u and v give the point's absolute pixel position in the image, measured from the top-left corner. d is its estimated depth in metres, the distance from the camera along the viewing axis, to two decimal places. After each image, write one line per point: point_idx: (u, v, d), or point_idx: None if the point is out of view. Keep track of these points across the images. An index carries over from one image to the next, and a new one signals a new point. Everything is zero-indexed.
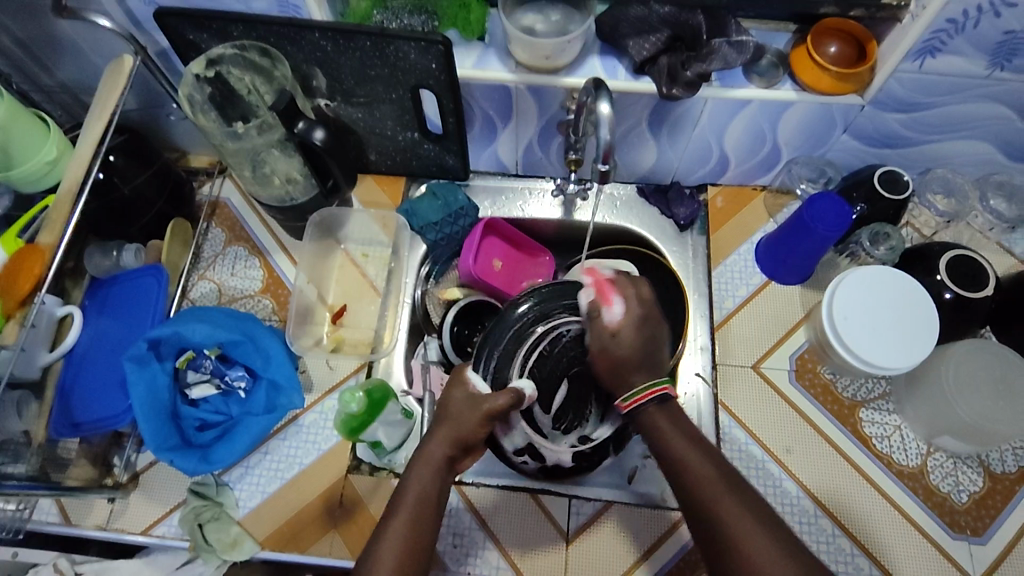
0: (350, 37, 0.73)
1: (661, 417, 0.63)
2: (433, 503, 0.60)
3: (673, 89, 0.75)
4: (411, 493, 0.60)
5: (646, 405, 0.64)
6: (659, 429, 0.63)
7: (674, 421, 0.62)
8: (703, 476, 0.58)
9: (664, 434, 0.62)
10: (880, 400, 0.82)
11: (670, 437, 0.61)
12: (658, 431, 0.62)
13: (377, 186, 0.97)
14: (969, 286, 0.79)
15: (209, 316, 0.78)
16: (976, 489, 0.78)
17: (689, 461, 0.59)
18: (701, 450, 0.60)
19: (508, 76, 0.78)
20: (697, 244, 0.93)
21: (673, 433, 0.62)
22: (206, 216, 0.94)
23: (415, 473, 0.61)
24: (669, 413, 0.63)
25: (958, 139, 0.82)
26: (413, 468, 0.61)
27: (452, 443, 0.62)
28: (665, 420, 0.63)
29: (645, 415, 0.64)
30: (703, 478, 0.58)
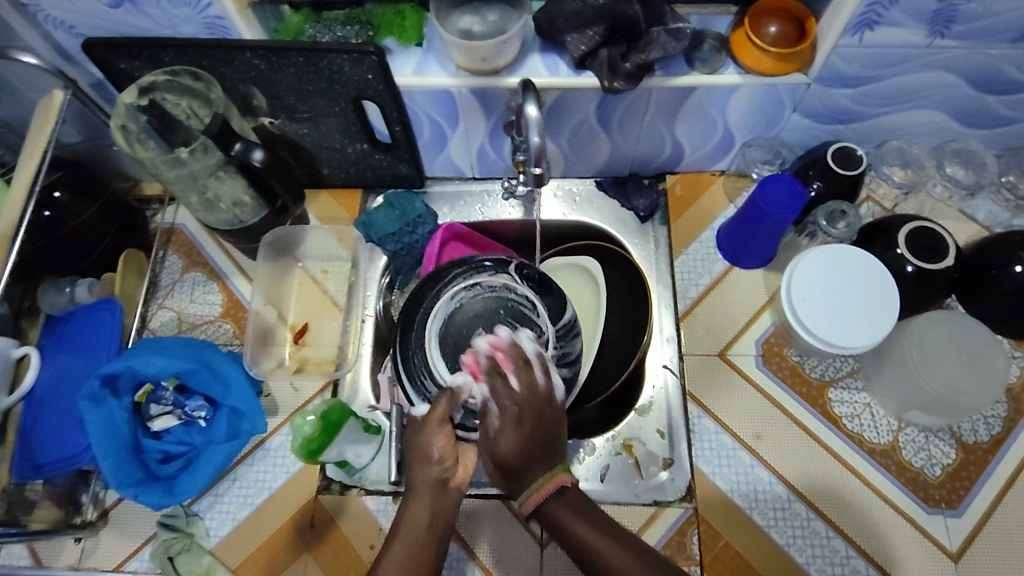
0: (282, 54, 0.72)
1: (565, 511, 0.61)
2: (431, 522, 0.64)
3: (615, 81, 0.75)
4: (410, 517, 0.64)
5: (548, 502, 0.62)
6: (560, 515, 0.61)
7: (574, 509, 0.61)
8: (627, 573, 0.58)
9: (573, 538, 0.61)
10: (849, 378, 0.81)
11: (572, 526, 0.61)
12: (567, 529, 0.61)
13: (334, 200, 0.96)
14: (929, 258, 0.78)
15: (163, 348, 0.77)
16: (949, 462, 0.77)
17: (606, 557, 0.59)
18: (602, 529, 0.61)
19: (449, 81, 0.77)
20: (658, 235, 0.93)
21: (582, 527, 0.60)
22: (161, 243, 0.93)
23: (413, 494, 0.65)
24: (572, 500, 0.62)
25: (908, 110, 0.80)
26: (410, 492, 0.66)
27: (434, 466, 0.66)
28: (571, 513, 0.61)
29: (551, 512, 0.62)
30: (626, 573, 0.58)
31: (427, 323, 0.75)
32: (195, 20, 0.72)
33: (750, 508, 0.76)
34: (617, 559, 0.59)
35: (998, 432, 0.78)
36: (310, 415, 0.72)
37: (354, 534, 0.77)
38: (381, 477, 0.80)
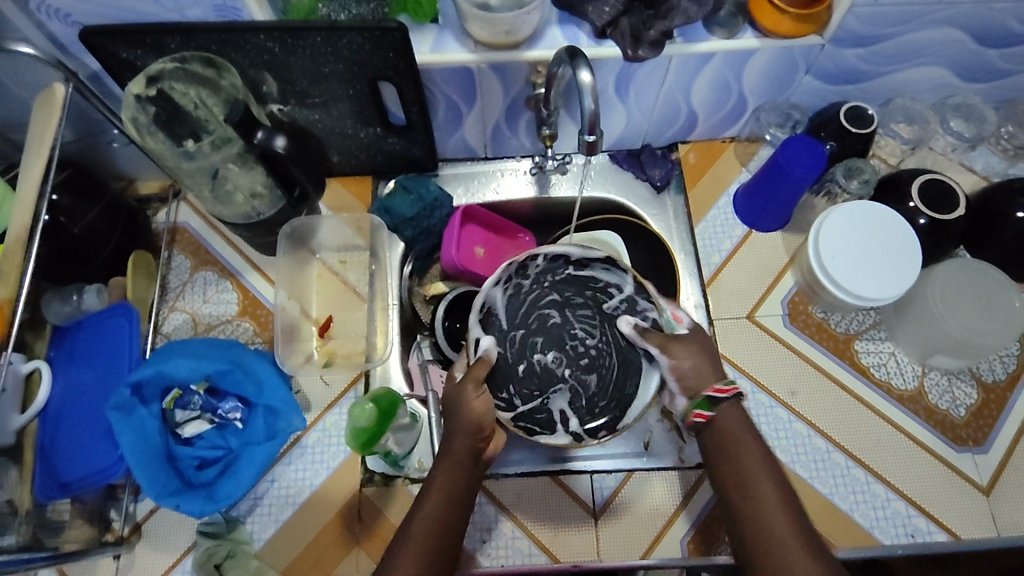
0: (298, 35, 0.69)
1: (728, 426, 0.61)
2: (443, 530, 0.59)
3: (639, 51, 0.75)
4: (418, 526, 0.59)
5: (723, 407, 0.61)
6: (727, 430, 0.61)
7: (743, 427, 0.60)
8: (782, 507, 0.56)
9: (728, 450, 0.59)
10: (872, 330, 0.84)
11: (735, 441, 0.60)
12: (734, 439, 0.60)
13: (343, 187, 0.94)
14: (942, 208, 0.81)
15: (190, 350, 0.74)
16: (972, 402, 0.80)
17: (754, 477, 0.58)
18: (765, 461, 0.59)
19: (469, 56, 0.76)
20: (676, 204, 0.94)
21: (748, 441, 0.60)
22: (166, 244, 0.89)
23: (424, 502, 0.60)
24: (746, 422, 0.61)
25: (914, 67, 0.83)
26: (420, 499, 0.61)
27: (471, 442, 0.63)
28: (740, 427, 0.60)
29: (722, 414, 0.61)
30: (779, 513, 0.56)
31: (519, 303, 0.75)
32: (204, 3, 0.68)
33: (792, 462, 0.77)
34: (761, 482, 0.57)
35: (1013, 370, 0.81)
36: (367, 403, 0.70)
37: (402, 523, 0.76)
38: (424, 465, 0.78)
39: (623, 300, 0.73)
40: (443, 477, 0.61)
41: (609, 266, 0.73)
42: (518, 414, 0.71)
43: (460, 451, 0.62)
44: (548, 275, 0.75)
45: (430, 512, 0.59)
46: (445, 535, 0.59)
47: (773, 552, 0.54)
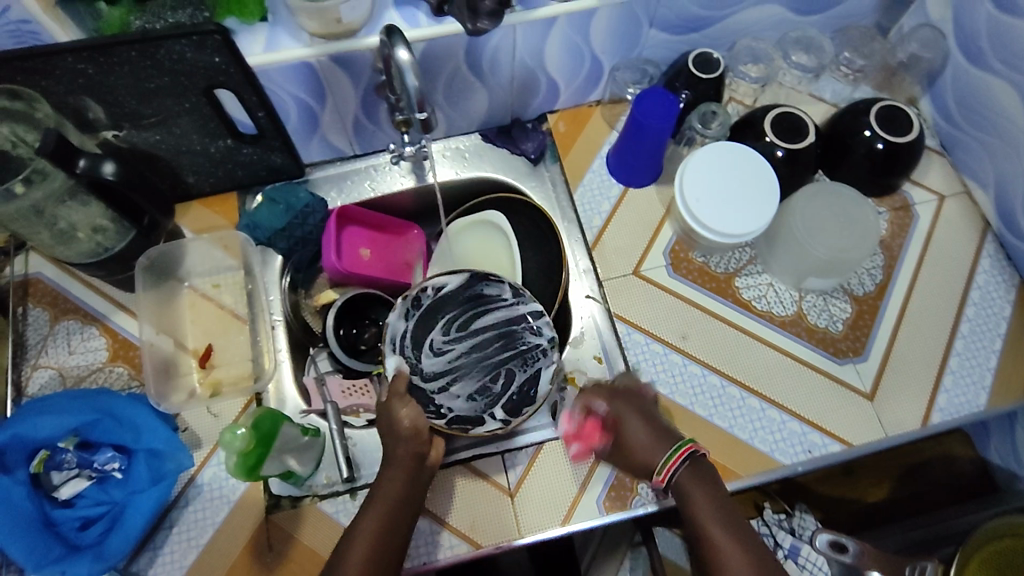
0: (109, 51, 0.64)
1: (691, 483, 0.64)
2: (388, 534, 0.64)
3: (478, 23, 0.73)
4: (363, 532, 0.63)
5: (680, 472, 0.64)
6: (690, 490, 0.63)
7: (700, 484, 0.63)
8: (730, 551, 0.60)
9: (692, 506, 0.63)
10: (750, 266, 0.86)
11: (696, 502, 0.63)
12: (687, 500, 0.63)
13: (207, 209, 0.89)
14: (794, 138, 0.84)
15: (52, 405, 0.68)
16: (847, 315, 0.83)
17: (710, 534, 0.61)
18: (720, 508, 0.62)
19: (305, 51, 0.73)
20: (553, 174, 0.94)
21: (703, 499, 0.63)
22: (19, 299, 0.83)
23: (368, 511, 0.65)
24: (704, 480, 0.64)
25: (750, 7, 0.85)
26: (367, 508, 0.66)
27: (410, 440, 0.68)
28: (700, 487, 0.63)
29: (681, 485, 0.64)
30: (733, 556, 0.60)
31: (425, 336, 0.81)
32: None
33: (691, 404, 0.79)
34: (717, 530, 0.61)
35: (881, 280, 0.85)
36: (241, 428, 0.63)
37: (316, 541, 0.73)
38: (332, 479, 0.77)
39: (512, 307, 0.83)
40: (390, 484, 0.66)
41: (489, 281, 0.84)
42: (449, 420, 0.78)
43: (403, 457, 0.68)
44: (443, 302, 0.83)
45: (376, 522, 0.64)
46: (384, 541, 0.63)
47: None
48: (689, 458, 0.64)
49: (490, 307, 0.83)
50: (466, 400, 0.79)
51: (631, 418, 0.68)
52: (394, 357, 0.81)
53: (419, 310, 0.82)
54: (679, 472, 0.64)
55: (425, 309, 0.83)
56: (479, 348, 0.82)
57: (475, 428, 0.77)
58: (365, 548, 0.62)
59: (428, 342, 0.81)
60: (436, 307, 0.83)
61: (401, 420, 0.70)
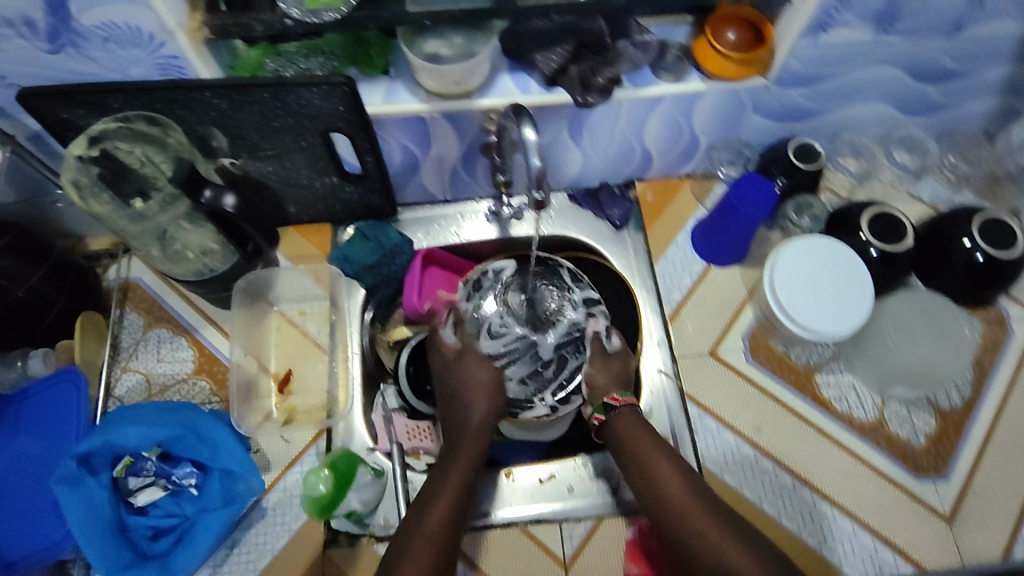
0: (244, 91, 0.68)
1: (629, 422, 0.75)
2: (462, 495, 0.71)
3: (588, 97, 0.75)
4: (441, 501, 0.69)
5: (622, 411, 0.76)
6: (629, 431, 0.74)
7: (639, 424, 0.74)
8: (667, 474, 0.69)
9: (632, 440, 0.73)
10: (832, 363, 0.85)
11: (636, 438, 0.73)
12: (626, 435, 0.74)
13: (302, 237, 0.93)
14: (890, 240, 0.83)
15: (142, 417, 0.71)
16: (931, 430, 0.81)
17: (651, 462, 0.70)
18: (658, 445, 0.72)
19: (421, 107, 0.76)
20: (635, 241, 0.94)
21: (640, 434, 0.73)
22: (118, 302, 0.87)
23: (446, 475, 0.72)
24: (639, 419, 0.76)
25: (857, 104, 0.85)
26: (443, 474, 0.73)
27: (484, 416, 0.79)
28: (637, 422, 0.75)
29: (620, 419, 0.76)
30: (669, 480, 0.68)
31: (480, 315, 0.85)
32: (146, 62, 0.66)
33: (759, 499, 0.78)
34: (653, 456, 0.71)
35: (969, 396, 0.83)
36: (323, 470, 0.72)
37: None
38: (389, 521, 0.77)
39: (569, 291, 0.86)
40: (461, 462, 0.74)
41: (549, 266, 0.88)
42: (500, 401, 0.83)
43: (477, 431, 0.77)
44: (500, 282, 0.87)
45: (451, 489, 0.70)
46: (463, 500, 0.70)
47: (679, 508, 0.66)
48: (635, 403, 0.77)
49: (548, 291, 0.87)
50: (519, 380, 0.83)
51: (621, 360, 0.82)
52: (452, 335, 0.85)
53: (479, 291, 0.86)
54: (615, 412, 0.76)
55: (484, 289, 0.86)
56: (533, 334, 0.84)
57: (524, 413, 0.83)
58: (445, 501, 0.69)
59: (485, 322, 0.84)
60: (493, 287, 0.86)
61: (480, 387, 0.80)
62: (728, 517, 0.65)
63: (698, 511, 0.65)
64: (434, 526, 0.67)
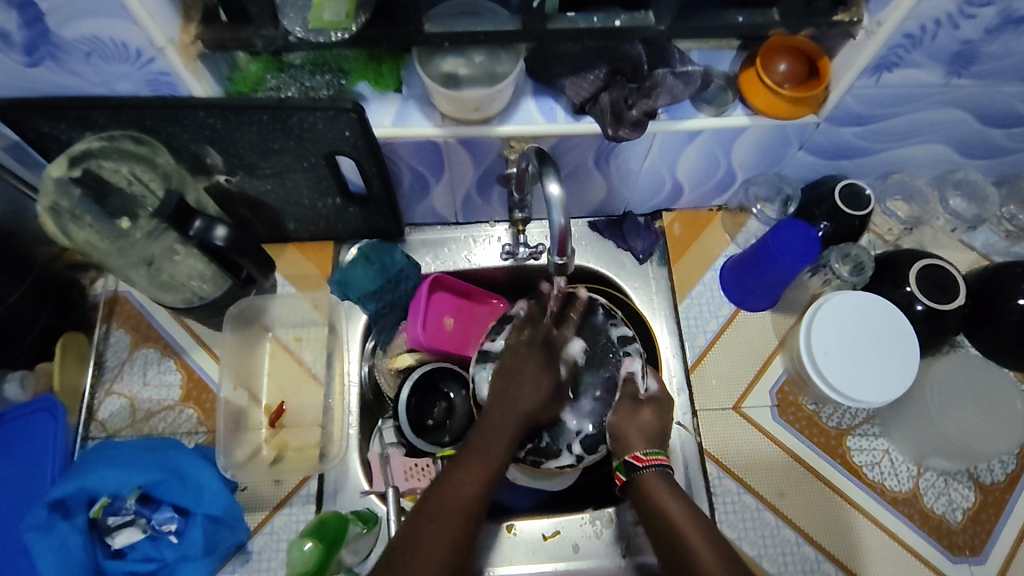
0: (241, 112, 0.62)
1: (658, 487, 0.62)
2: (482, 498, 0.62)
3: (620, 130, 0.67)
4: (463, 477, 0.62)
5: (645, 474, 0.63)
6: (658, 496, 0.62)
7: (670, 489, 0.62)
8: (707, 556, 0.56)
9: (664, 509, 0.61)
10: (866, 425, 0.79)
11: (669, 507, 0.60)
12: (657, 502, 0.61)
13: (302, 255, 0.87)
14: (940, 297, 0.77)
15: (121, 459, 0.67)
16: (969, 505, 0.75)
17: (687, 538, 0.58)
18: (696, 520, 0.60)
19: (434, 132, 0.68)
20: (658, 277, 0.87)
21: (673, 503, 0.61)
22: (104, 317, 0.81)
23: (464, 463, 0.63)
24: (668, 482, 0.63)
25: (914, 145, 0.77)
26: (459, 464, 0.63)
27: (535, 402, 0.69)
28: (665, 487, 0.62)
29: (643, 482, 0.63)
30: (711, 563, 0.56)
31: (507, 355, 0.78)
32: (133, 77, 0.60)
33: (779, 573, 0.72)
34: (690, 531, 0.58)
35: (1013, 470, 0.77)
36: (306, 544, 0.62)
37: None
38: None
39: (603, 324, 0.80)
40: (497, 438, 0.66)
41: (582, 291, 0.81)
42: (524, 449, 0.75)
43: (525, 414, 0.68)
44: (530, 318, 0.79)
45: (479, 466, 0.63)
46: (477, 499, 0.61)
47: None
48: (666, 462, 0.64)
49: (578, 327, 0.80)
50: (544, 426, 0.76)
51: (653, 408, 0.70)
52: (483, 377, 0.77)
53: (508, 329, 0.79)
54: (640, 474, 0.64)
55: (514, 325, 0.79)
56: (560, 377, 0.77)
57: (548, 462, 0.75)
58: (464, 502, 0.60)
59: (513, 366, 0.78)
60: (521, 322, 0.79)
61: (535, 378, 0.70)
62: None
63: None
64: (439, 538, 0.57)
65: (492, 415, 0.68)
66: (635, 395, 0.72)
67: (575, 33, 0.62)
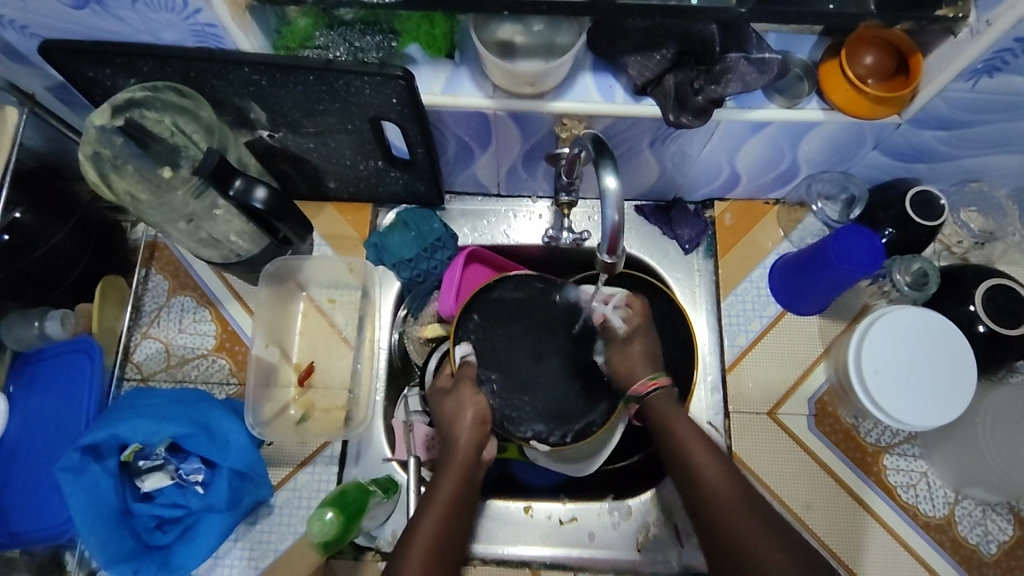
0: (288, 71, 0.59)
1: (666, 406, 0.63)
2: (445, 537, 0.59)
3: (682, 116, 0.63)
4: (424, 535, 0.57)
5: (654, 397, 0.64)
6: (664, 418, 0.63)
7: (678, 411, 0.63)
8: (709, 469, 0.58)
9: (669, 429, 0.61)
10: (905, 445, 0.76)
11: (676, 427, 0.61)
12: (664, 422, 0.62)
13: (340, 215, 0.85)
14: (1007, 322, 0.72)
15: (151, 410, 0.68)
16: (1005, 539, 0.73)
17: (695, 455, 0.59)
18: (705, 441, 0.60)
19: (485, 103, 0.65)
20: (704, 269, 0.83)
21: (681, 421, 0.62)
22: (144, 260, 0.83)
23: (433, 502, 0.60)
24: (675, 405, 0.63)
25: (1003, 155, 0.71)
26: (422, 507, 0.60)
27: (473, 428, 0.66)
28: (671, 407, 0.63)
29: (652, 403, 0.64)
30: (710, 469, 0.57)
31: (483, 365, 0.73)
32: (179, 26, 0.58)
33: None
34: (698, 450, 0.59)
35: None
36: (329, 514, 0.62)
37: None
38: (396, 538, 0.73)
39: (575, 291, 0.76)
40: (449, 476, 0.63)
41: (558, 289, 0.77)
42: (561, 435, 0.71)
43: (466, 449, 0.65)
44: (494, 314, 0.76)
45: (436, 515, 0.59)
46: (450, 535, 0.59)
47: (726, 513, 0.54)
48: (664, 383, 0.64)
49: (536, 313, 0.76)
50: (541, 404, 0.72)
51: (642, 337, 0.69)
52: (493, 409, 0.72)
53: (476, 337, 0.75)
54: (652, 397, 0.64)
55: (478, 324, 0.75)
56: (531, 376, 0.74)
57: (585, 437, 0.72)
58: (429, 540, 0.57)
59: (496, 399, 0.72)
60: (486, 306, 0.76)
61: (466, 409, 0.67)
62: (788, 537, 0.53)
63: (749, 519, 0.53)
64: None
65: (449, 461, 0.64)
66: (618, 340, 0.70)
67: (646, 10, 0.57)
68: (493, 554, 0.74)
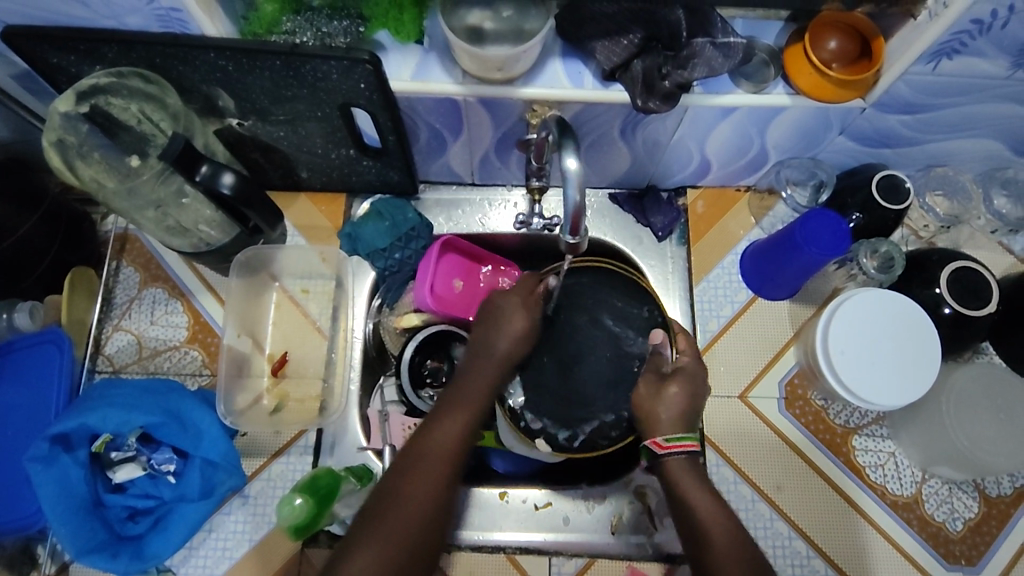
0: (255, 56, 0.59)
1: (683, 471, 0.60)
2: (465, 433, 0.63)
3: (650, 102, 0.64)
4: (441, 432, 0.62)
5: (671, 460, 0.60)
6: (680, 484, 0.59)
7: (698, 479, 0.59)
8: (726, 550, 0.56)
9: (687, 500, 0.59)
10: (874, 426, 0.77)
11: (692, 499, 0.58)
12: (679, 491, 0.59)
13: (314, 206, 0.85)
14: (970, 302, 0.73)
15: (121, 399, 0.68)
16: (972, 516, 0.75)
17: (711, 534, 0.57)
18: (722, 514, 0.58)
19: (455, 89, 0.65)
20: (676, 256, 0.84)
21: (699, 493, 0.59)
22: (115, 252, 0.81)
23: (458, 401, 0.65)
24: (695, 468, 0.60)
25: (964, 138, 0.73)
26: (444, 407, 0.64)
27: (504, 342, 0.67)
28: (688, 473, 0.60)
29: (666, 468, 0.61)
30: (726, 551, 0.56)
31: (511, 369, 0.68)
32: (143, 11, 0.57)
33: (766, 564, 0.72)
34: (716, 527, 0.57)
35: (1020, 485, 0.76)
36: (298, 499, 0.63)
37: None
38: None
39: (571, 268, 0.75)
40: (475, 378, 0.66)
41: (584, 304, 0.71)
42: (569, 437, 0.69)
43: (500, 353, 0.67)
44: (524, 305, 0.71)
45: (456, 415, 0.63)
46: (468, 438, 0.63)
47: None
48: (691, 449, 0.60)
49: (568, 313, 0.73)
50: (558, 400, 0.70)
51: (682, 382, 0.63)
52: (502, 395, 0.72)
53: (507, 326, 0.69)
54: (670, 457, 0.60)
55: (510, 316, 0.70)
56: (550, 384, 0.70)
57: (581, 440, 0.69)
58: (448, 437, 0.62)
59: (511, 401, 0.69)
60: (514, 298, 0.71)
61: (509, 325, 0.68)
62: None
63: None
64: (421, 488, 0.58)
65: (475, 357, 0.67)
66: (660, 368, 0.65)
67: None
68: (467, 541, 0.75)
